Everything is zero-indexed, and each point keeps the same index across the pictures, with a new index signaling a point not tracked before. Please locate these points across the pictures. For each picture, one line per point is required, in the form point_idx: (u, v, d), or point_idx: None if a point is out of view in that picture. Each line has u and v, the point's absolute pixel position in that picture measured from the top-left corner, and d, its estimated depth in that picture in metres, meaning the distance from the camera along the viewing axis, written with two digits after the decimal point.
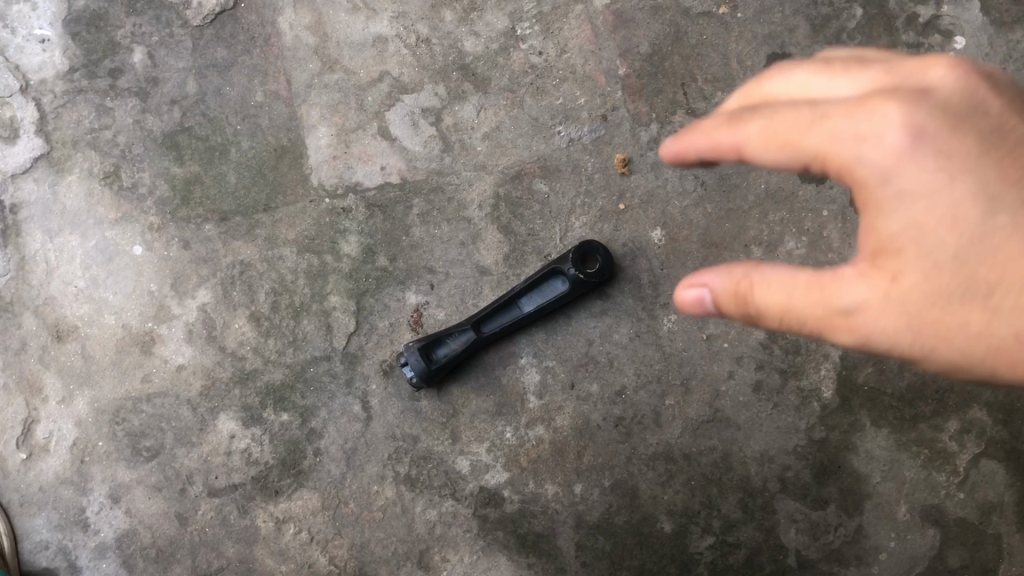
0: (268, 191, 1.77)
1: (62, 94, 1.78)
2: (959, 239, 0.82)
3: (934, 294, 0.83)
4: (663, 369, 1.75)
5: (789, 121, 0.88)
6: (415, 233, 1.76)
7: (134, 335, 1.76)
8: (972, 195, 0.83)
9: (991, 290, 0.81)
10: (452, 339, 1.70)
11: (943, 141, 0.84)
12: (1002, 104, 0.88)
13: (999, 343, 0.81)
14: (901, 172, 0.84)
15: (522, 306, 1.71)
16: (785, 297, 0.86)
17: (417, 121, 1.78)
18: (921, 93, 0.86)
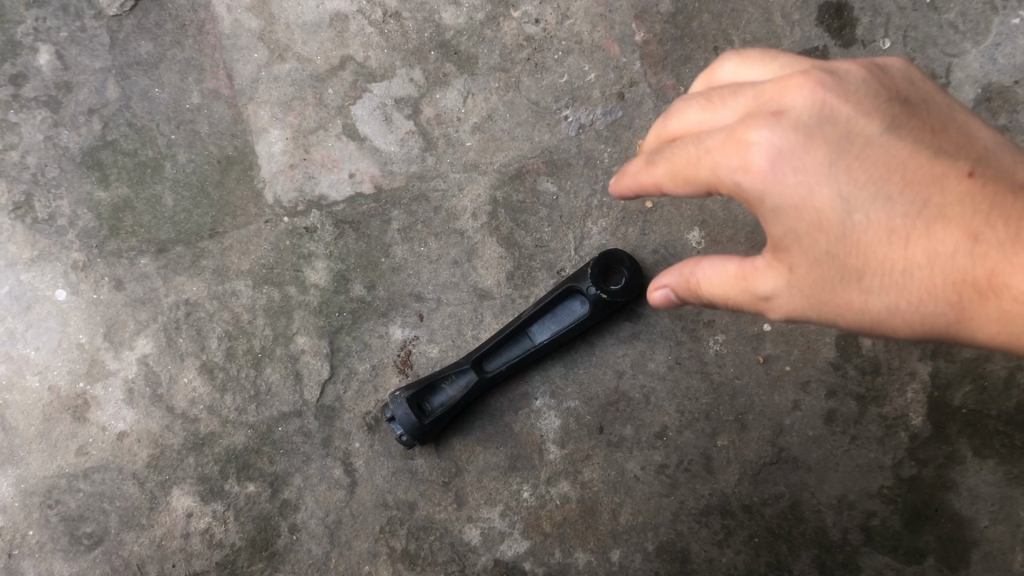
0: (214, 213, 1.44)
1: None
2: (834, 237, 0.81)
3: (824, 281, 0.82)
4: (712, 403, 1.42)
5: (684, 161, 0.83)
6: (396, 253, 1.43)
7: (62, 398, 1.44)
8: (837, 200, 0.80)
9: (866, 276, 0.82)
10: (449, 383, 1.37)
11: (807, 153, 0.80)
12: (852, 100, 0.82)
13: (876, 317, 0.83)
14: (775, 192, 0.80)
15: (533, 336, 1.37)
16: (720, 291, 0.86)
17: (389, 115, 1.45)
18: (784, 113, 0.81)
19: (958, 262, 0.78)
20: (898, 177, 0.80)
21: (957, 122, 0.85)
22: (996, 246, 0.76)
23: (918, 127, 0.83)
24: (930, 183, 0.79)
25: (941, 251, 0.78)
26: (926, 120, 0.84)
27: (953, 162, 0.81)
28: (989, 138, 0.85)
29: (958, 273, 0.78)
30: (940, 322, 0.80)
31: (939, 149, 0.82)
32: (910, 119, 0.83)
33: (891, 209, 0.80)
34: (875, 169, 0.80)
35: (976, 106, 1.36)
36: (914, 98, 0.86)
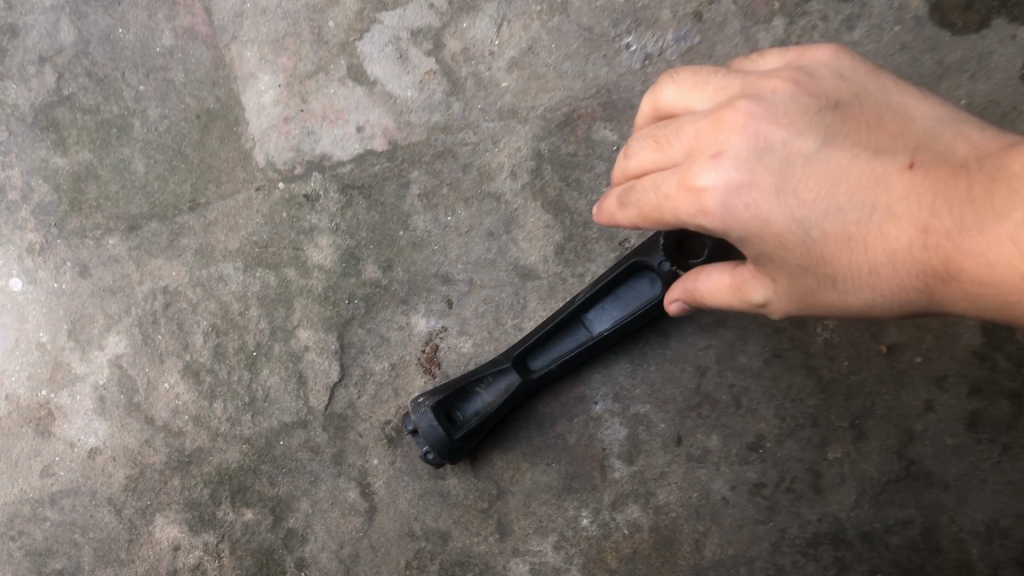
0: (193, 180, 1.17)
1: None
2: (798, 251, 0.66)
3: (805, 287, 0.68)
4: (821, 406, 1.12)
5: (646, 210, 0.70)
6: (417, 225, 1.15)
7: (23, 409, 1.20)
8: (791, 223, 0.65)
9: (842, 288, 0.66)
10: (485, 387, 1.08)
11: (750, 185, 0.65)
12: (782, 112, 0.66)
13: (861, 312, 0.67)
14: (733, 229, 0.66)
15: (592, 326, 1.06)
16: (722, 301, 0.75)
17: (405, 51, 1.15)
18: (716, 146, 0.66)
19: (919, 262, 0.61)
20: (841, 181, 0.64)
21: (897, 102, 0.68)
22: (950, 234, 0.59)
23: (853, 122, 0.66)
24: (868, 180, 0.63)
25: (898, 250, 0.62)
26: (864, 110, 0.67)
27: (894, 150, 0.63)
28: (940, 111, 0.67)
29: (924, 271, 0.61)
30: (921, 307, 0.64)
31: (879, 139, 0.65)
32: (841, 117, 0.67)
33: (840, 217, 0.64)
34: (816, 184, 0.64)
35: None
36: (848, 93, 0.69)
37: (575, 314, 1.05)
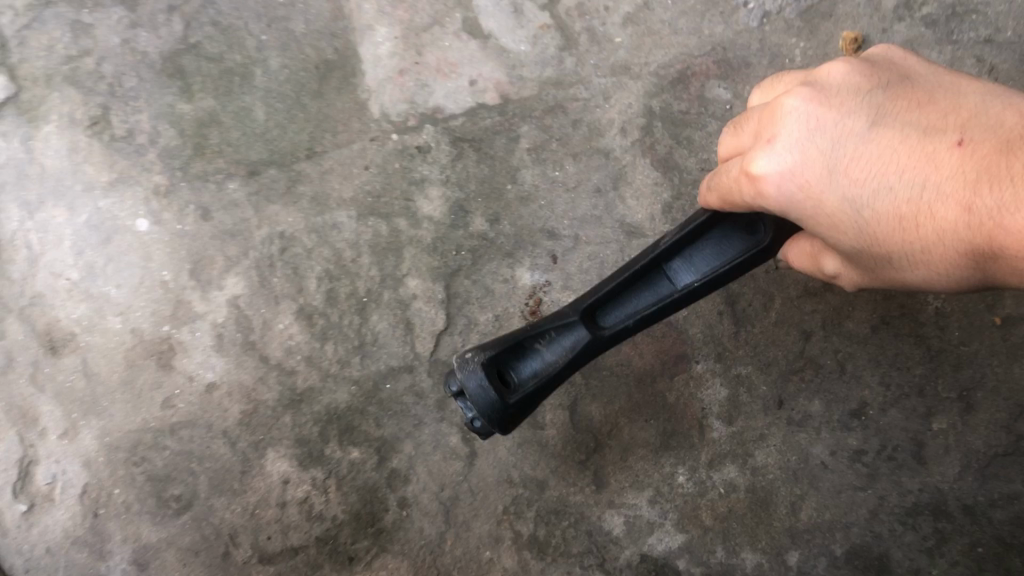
0: (311, 129, 1.21)
1: (25, 10, 1.26)
2: (853, 227, 0.81)
3: (871, 260, 0.83)
4: (929, 374, 1.12)
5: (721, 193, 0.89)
6: (525, 179, 1.18)
7: (146, 343, 1.26)
8: (845, 202, 0.80)
9: (896, 261, 0.81)
10: (543, 345, 0.95)
11: (808, 169, 0.81)
12: (835, 104, 0.83)
13: (917, 278, 0.82)
14: (795, 210, 0.83)
15: (677, 278, 0.96)
16: (814, 264, 0.93)
17: (520, 8, 1.20)
18: (775, 137, 0.83)
19: (966, 240, 0.75)
20: (894, 164, 0.79)
21: (942, 87, 0.83)
22: (988, 208, 0.72)
23: (903, 110, 0.81)
24: (916, 162, 0.77)
25: (945, 227, 0.76)
26: (916, 99, 0.83)
27: (940, 133, 0.78)
28: (987, 91, 0.82)
29: (967, 244, 0.75)
30: (974, 275, 0.78)
31: (932, 125, 0.79)
32: (895, 103, 0.82)
33: (896, 198, 0.78)
34: (867, 169, 0.80)
35: None
36: (902, 81, 0.85)
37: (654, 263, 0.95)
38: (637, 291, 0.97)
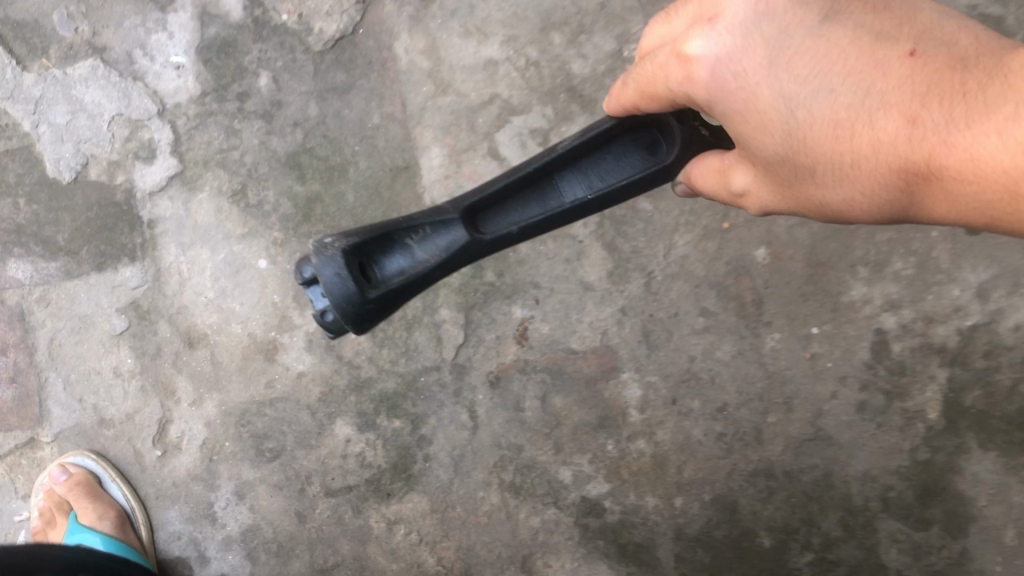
0: (384, 210, 1.84)
1: (194, 116, 1.88)
2: (781, 124, 0.96)
3: (781, 179, 1.02)
4: (766, 387, 1.79)
5: (641, 81, 1.04)
6: (522, 249, 1.83)
7: (258, 343, 1.87)
8: (777, 96, 0.95)
9: (820, 173, 0.98)
10: (421, 243, 1.14)
11: (741, 56, 0.95)
12: None
13: (841, 197, 0.99)
14: (720, 99, 0.98)
15: (563, 192, 1.17)
16: (711, 185, 1.12)
17: (525, 142, 1.79)
18: (714, 19, 0.97)
19: (903, 151, 0.90)
20: (840, 68, 0.93)
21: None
22: (933, 127, 0.87)
23: (853, 11, 0.95)
24: (862, 68, 0.92)
25: (883, 140, 0.91)
26: (873, 3, 0.97)
27: (893, 43, 0.92)
28: (943, 10, 0.95)
29: (902, 161, 0.91)
30: (896, 203, 0.96)
31: (886, 30, 0.94)
32: (849, 6, 0.96)
33: (833, 99, 0.93)
34: (809, 67, 0.94)
35: None
36: None
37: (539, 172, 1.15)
38: (527, 202, 1.17)
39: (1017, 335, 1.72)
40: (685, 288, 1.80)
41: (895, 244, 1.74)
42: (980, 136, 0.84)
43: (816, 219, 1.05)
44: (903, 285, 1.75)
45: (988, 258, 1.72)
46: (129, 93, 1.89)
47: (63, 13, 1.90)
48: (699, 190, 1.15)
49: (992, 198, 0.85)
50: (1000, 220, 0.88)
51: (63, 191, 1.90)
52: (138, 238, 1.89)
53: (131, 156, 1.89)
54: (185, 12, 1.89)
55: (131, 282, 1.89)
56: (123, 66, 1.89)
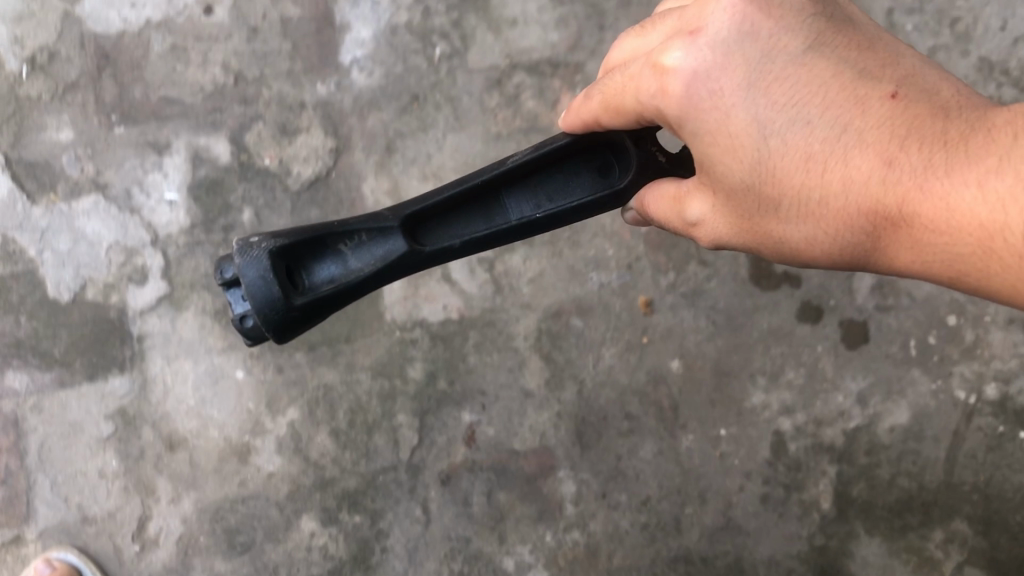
0: (349, 326, 2.11)
1: (184, 245, 2.14)
2: (752, 148, 1.15)
3: (744, 214, 1.21)
4: (682, 481, 2.05)
5: (609, 95, 1.24)
6: (470, 361, 2.10)
7: (232, 446, 2.09)
8: (751, 120, 1.14)
9: (782, 207, 1.17)
10: (355, 257, 1.31)
11: (720, 77, 1.15)
12: (768, 21, 1.16)
13: (803, 234, 1.18)
14: (692, 113, 1.17)
15: (508, 212, 1.35)
16: (664, 214, 1.32)
17: (473, 268, 2.11)
18: (695, 38, 1.16)
19: (877, 190, 1.09)
20: (818, 105, 1.13)
21: (888, 50, 1.17)
22: (909, 171, 1.07)
23: (837, 52, 1.15)
24: (840, 108, 1.12)
25: (856, 178, 1.11)
26: (852, 44, 1.17)
27: (875, 88, 1.12)
28: (921, 65, 1.16)
29: (874, 202, 1.10)
30: (856, 243, 1.15)
31: (868, 74, 1.14)
32: (834, 49, 1.16)
33: (809, 132, 1.13)
34: (788, 98, 1.14)
35: (872, 291, 2.08)
36: (850, 32, 1.18)
37: (481, 188, 1.33)
38: (475, 221, 1.35)
39: (892, 435, 2.06)
40: (612, 394, 2.08)
41: (787, 356, 2.07)
42: (957, 189, 1.04)
43: (770, 250, 1.24)
44: (795, 392, 2.07)
45: (865, 370, 2.07)
46: (127, 225, 2.15)
47: (71, 155, 2.17)
48: (651, 214, 1.35)
49: (961, 245, 1.06)
50: (956, 264, 1.08)
51: (61, 309, 2.13)
52: (128, 351, 2.12)
53: (125, 279, 2.13)
54: (179, 155, 2.16)
55: (119, 390, 2.11)
56: (122, 201, 2.16)
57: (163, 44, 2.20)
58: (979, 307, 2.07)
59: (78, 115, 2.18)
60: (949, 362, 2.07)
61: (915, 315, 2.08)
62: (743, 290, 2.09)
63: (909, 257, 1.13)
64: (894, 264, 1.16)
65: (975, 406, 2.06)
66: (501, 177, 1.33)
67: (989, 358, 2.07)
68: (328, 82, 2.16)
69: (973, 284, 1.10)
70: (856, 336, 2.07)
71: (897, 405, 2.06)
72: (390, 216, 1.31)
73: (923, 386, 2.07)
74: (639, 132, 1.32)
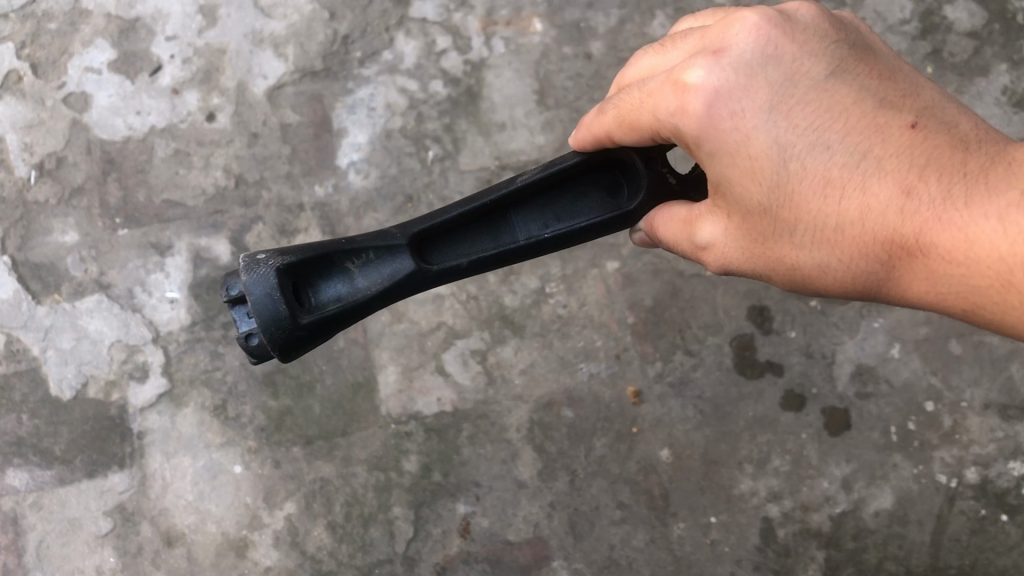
0: (346, 419, 2.16)
1: (184, 341, 2.20)
2: (771, 170, 1.14)
3: (756, 237, 1.21)
4: (675, 569, 2.10)
5: (625, 112, 1.25)
6: (464, 452, 2.15)
7: (230, 540, 2.14)
8: (772, 143, 1.13)
9: (796, 231, 1.17)
10: (363, 275, 1.35)
11: (743, 97, 1.14)
12: (792, 42, 1.15)
13: (816, 259, 1.18)
14: (711, 134, 1.15)
15: (516, 232, 1.39)
16: (673, 237, 1.32)
17: (466, 360, 2.18)
18: (717, 56, 1.15)
19: (896, 219, 1.10)
20: (839, 130, 1.13)
21: (905, 77, 1.18)
22: (928, 202, 1.08)
23: (858, 75, 1.16)
24: (862, 134, 1.12)
25: (875, 206, 1.11)
26: (873, 71, 1.17)
27: (896, 115, 1.13)
28: (937, 93, 1.18)
29: (891, 231, 1.11)
30: (869, 271, 1.16)
31: (889, 101, 1.14)
32: (855, 72, 1.16)
33: (830, 157, 1.13)
34: (810, 121, 1.13)
35: (852, 378, 2.15)
36: (868, 55, 1.19)
37: (489, 207, 1.37)
38: (484, 240, 1.39)
39: (877, 520, 2.11)
40: (603, 483, 2.13)
41: (773, 444, 2.13)
42: (977, 221, 1.05)
43: (780, 278, 1.23)
44: (782, 479, 2.12)
45: (848, 455, 2.13)
46: (128, 323, 2.21)
47: (76, 256, 2.25)
48: (661, 236, 1.35)
49: (978, 278, 1.07)
50: (970, 298, 1.10)
51: (63, 406, 2.19)
52: (128, 447, 2.18)
53: (126, 377, 2.19)
54: (181, 255, 2.24)
55: (118, 486, 2.17)
56: (124, 300, 2.22)
57: (166, 149, 2.29)
58: (956, 392, 2.14)
59: (84, 218, 2.26)
60: (929, 447, 2.13)
61: (895, 401, 2.15)
62: (729, 379, 2.16)
63: (920, 288, 1.14)
64: (905, 296, 1.17)
65: (956, 489, 2.11)
66: (510, 197, 1.37)
67: (968, 442, 2.13)
68: (326, 183, 2.26)
69: (983, 318, 1.12)
70: (839, 423, 2.14)
71: (881, 490, 2.12)
72: (398, 235, 1.35)
73: (906, 470, 2.12)
74: (650, 152, 1.35)
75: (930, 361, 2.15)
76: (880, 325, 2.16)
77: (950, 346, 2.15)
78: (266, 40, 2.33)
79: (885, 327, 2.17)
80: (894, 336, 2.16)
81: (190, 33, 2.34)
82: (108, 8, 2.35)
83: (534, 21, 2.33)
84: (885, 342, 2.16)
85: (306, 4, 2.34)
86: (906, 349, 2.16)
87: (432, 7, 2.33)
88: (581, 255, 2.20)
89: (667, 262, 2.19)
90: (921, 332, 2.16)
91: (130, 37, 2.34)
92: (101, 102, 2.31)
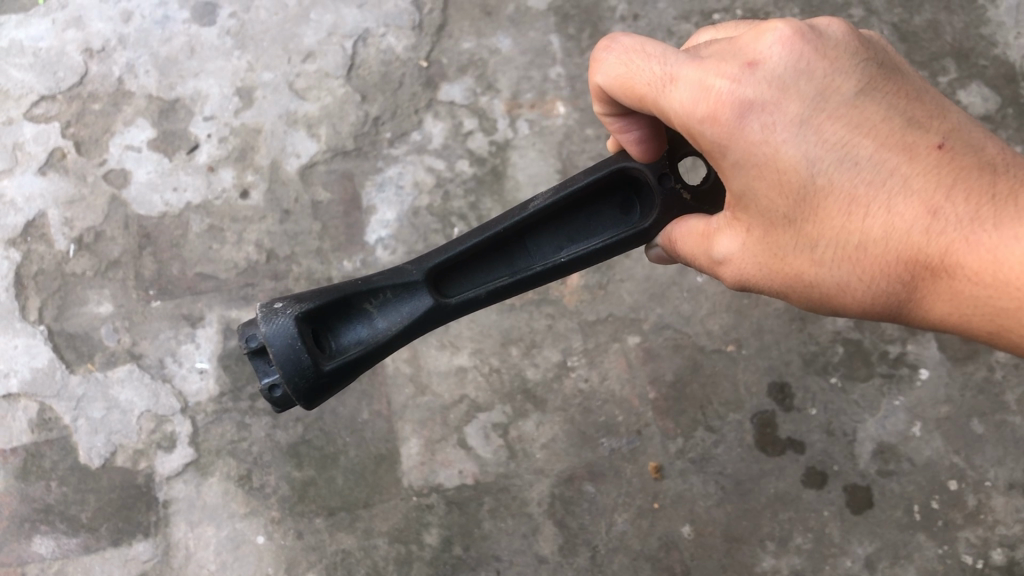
0: (368, 491, 2.18)
1: (211, 412, 2.24)
2: (797, 185, 1.17)
3: (777, 251, 1.24)
4: None
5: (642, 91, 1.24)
6: (485, 525, 2.15)
7: None
8: (799, 158, 1.15)
9: (818, 246, 1.20)
10: (383, 317, 1.42)
11: (772, 111, 1.15)
12: (825, 56, 1.16)
13: (834, 275, 1.21)
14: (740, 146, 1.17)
15: (531, 259, 1.46)
16: (691, 251, 1.36)
17: (488, 433, 2.20)
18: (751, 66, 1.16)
19: (920, 238, 1.13)
20: (867, 147, 1.14)
21: (933, 96, 1.19)
22: (953, 223, 1.11)
23: (889, 92, 1.16)
24: (890, 152, 1.14)
25: (899, 225, 1.14)
26: (903, 89, 1.18)
27: (924, 135, 1.14)
28: (963, 114, 1.19)
29: (914, 250, 1.14)
30: (888, 290, 1.19)
31: (917, 121, 1.15)
32: (885, 88, 1.17)
33: (856, 174, 1.15)
34: (839, 136, 1.15)
35: (873, 456, 2.15)
36: (897, 71, 1.19)
37: (501, 235, 1.44)
38: (500, 269, 1.47)
39: None
40: (624, 559, 2.12)
41: (795, 521, 2.12)
42: (1004, 244, 1.08)
43: (799, 294, 1.26)
44: (804, 557, 2.11)
45: (871, 534, 2.12)
46: (158, 392, 2.25)
47: (110, 326, 2.31)
48: (679, 250, 1.39)
49: (1003, 301, 1.09)
50: (992, 318, 1.13)
51: (91, 474, 2.23)
52: (154, 515, 2.21)
53: (154, 446, 2.23)
54: (211, 326, 2.29)
55: (142, 555, 2.20)
56: (155, 369, 2.27)
57: (202, 224, 2.37)
58: (979, 471, 2.14)
59: (119, 290, 2.33)
60: (954, 526, 2.11)
61: (917, 480, 2.14)
62: (750, 455, 2.16)
63: (938, 306, 1.17)
64: (923, 316, 1.20)
65: (983, 570, 2.09)
66: (522, 225, 1.44)
67: (994, 522, 2.11)
68: (355, 258, 2.32)
69: (1003, 340, 1.15)
70: (862, 501, 2.13)
71: (905, 569, 2.10)
72: (413, 271, 1.42)
73: (930, 550, 2.10)
74: (663, 170, 1.41)
75: (952, 440, 2.16)
76: (900, 403, 2.18)
77: (971, 425, 2.16)
78: (300, 120, 2.42)
79: (906, 405, 2.18)
80: (915, 414, 2.17)
81: (227, 113, 2.44)
82: (151, 89, 2.46)
83: (558, 104, 2.41)
84: (905, 420, 2.17)
85: (339, 87, 2.44)
86: (927, 428, 2.16)
87: (459, 90, 2.43)
88: (603, 330, 2.24)
89: (688, 338, 2.22)
90: (941, 410, 2.17)
91: (170, 117, 2.44)
92: (141, 178, 2.40)
